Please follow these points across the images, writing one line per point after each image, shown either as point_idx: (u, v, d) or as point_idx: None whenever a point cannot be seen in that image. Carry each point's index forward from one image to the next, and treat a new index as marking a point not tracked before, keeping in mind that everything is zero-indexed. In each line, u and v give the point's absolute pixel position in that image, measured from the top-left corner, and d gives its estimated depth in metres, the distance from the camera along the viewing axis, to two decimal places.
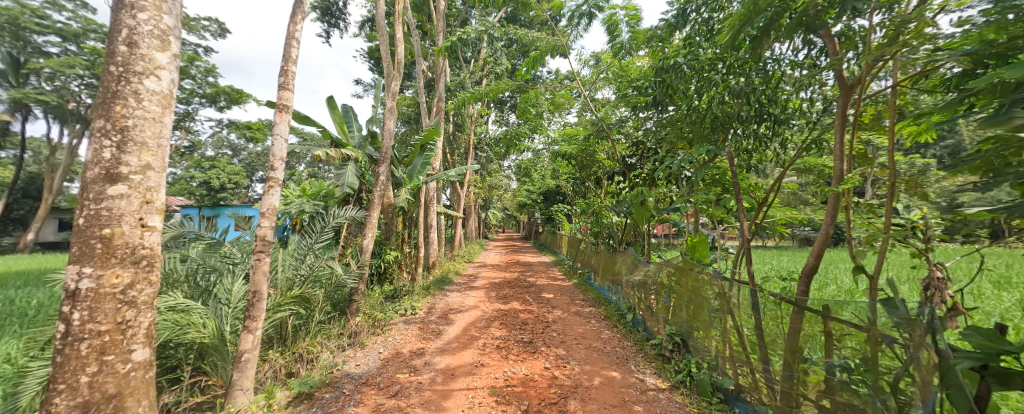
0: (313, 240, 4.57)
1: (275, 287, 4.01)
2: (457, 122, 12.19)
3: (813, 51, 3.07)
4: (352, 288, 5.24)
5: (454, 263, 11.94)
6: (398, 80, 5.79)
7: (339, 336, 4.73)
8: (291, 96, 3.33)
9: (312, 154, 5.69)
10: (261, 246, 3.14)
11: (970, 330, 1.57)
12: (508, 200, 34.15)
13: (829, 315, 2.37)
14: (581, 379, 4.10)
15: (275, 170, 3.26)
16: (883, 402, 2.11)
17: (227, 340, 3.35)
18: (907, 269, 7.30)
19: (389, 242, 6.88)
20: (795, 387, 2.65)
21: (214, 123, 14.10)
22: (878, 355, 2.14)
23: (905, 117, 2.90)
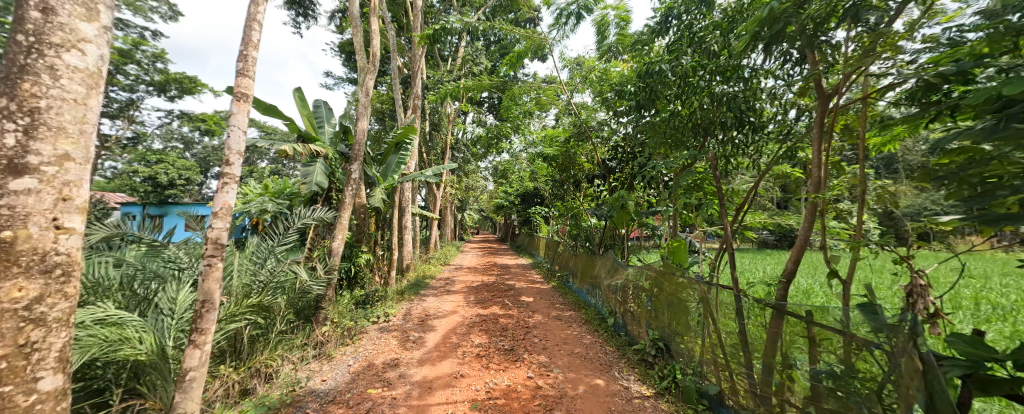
0: (274, 242, 4.30)
1: (230, 295, 3.70)
2: (434, 121, 11.92)
3: (790, 62, 3.12)
4: (320, 294, 4.94)
5: (430, 265, 11.62)
6: (373, 73, 5.53)
7: (304, 347, 4.41)
8: (250, 84, 3.08)
9: (277, 149, 5.35)
10: (213, 250, 2.87)
11: (953, 336, 1.63)
12: (485, 202, 33.93)
13: (812, 321, 2.41)
14: (565, 388, 4.04)
15: (230, 165, 2.99)
16: (870, 409, 2.14)
17: (169, 357, 3.08)
18: (866, 273, 7.73)
19: (361, 244, 6.57)
20: (780, 393, 2.68)
21: (164, 114, 13.06)
22: (860, 361, 2.18)
23: (874, 125, 2.98)
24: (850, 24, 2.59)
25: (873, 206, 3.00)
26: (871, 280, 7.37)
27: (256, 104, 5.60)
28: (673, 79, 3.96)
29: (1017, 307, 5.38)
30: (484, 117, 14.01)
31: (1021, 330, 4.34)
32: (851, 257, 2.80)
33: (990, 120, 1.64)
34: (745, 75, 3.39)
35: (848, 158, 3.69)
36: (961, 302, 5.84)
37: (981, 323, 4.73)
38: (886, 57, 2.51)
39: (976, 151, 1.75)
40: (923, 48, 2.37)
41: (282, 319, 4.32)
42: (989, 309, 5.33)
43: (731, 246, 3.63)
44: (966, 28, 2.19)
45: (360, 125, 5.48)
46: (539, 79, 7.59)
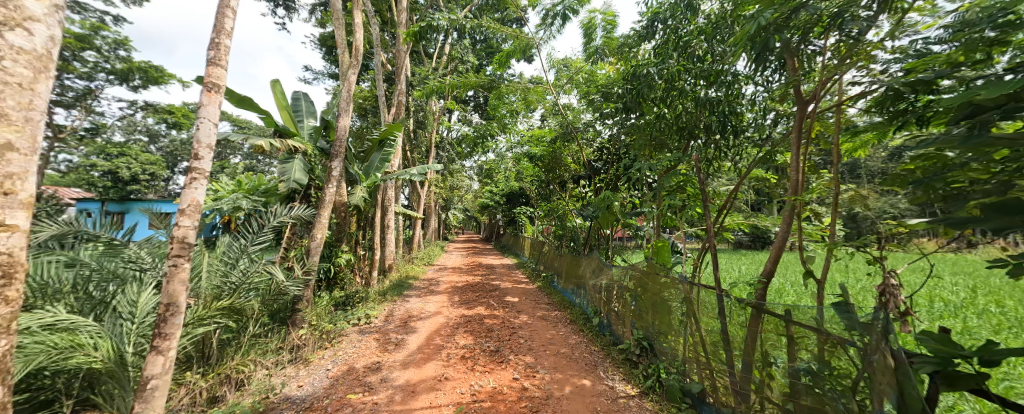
0: (247, 241, 4.11)
1: (199, 297, 3.52)
2: (419, 119, 11.75)
3: (770, 69, 3.18)
4: (297, 296, 4.77)
5: (413, 266, 11.44)
6: (356, 68, 5.40)
7: (278, 351, 4.24)
8: (222, 74, 2.96)
9: (252, 144, 5.14)
10: (179, 250, 2.72)
11: (924, 334, 1.68)
12: (470, 201, 33.75)
13: (790, 319, 2.46)
14: (552, 389, 4.02)
15: (200, 159, 2.85)
16: (845, 405, 2.18)
17: (129, 364, 2.92)
18: (837, 274, 8.02)
19: (341, 244, 6.39)
20: (760, 391, 2.73)
21: (127, 104, 12.43)
22: (836, 358, 2.23)
23: (846, 130, 3.07)
24: (829, 33, 2.65)
25: (848, 208, 3.08)
26: (842, 280, 7.65)
27: (229, 96, 5.39)
28: (658, 82, 4.00)
29: (969, 304, 5.71)
30: (469, 116, 13.91)
31: (974, 326, 4.60)
32: (828, 258, 2.87)
33: (960, 128, 1.66)
34: (727, 80, 3.44)
35: (823, 162, 3.81)
36: (921, 300, 6.14)
37: (939, 320, 4.98)
38: (860, 65, 2.58)
39: (941, 158, 1.81)
40: (893, 58, 2.45)
41: (255, 322, 4.15)
42: (946, 307, 5.62)
43: (713, 245, 3.68)
44: (933, 40, 2.28)
45: (342, 121, 5.35)
46: (525, 79, 7.56)
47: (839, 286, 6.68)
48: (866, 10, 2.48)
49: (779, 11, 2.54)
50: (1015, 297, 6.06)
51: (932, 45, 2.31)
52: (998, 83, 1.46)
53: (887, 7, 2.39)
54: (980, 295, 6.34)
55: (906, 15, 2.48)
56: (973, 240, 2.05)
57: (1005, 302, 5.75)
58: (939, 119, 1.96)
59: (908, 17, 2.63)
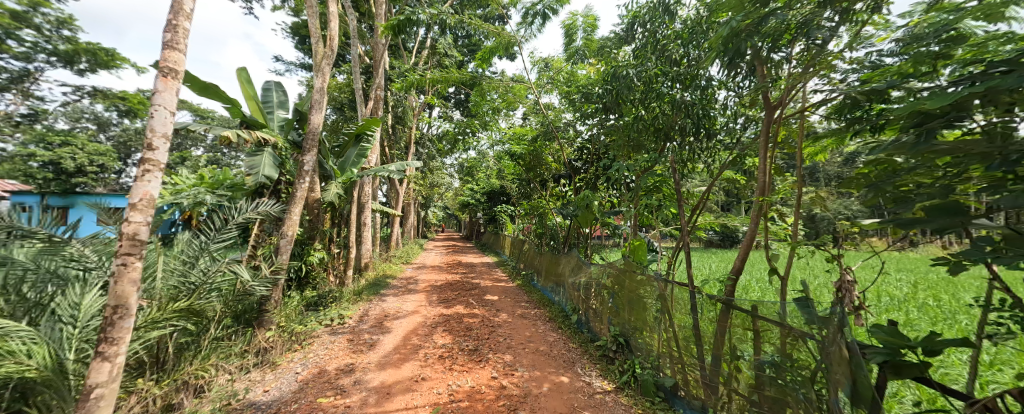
0: (208, 239, 3.89)
1: (154, 299, 3.31)
2: (398, 114, 11.51)
3: (741, 75, 3.26)
4: (264, 295, 4.58)
5: (390, 264, 11.21)
6: (331, 59, 5.22)
7: (243, 354, 4.05)
8: (181, 59, 2.80)
9: (217, 135, 4.87)
10: (129, 248, 2.55)
11: (876, 327, 1.76)
12: (451, 200, 33.42)
13: (756, 314, 2.55)
14: (530, 387, 4.01)
15: (155, 150, 2.69)
16: (805, 395, 2.27)
17: (69, 372, 2.75)
18: (800, 272, 8.40)
19: (313, 242, 6.17)
20: (728, 383, 2.81)
21: (71, 89, 11.58)
22: (798, 350, 2.31)
23: (808, 136, 3.19)
24: (797, 42, 2.73)
25: (810, 209, 3.21)
26: (805, 277, 8.02)
27: (191, 83, 5.10)
28: (637, 84, 4.05)
29: (911, 298, 6.11)
30: (450, 113, 13.76)
31: (915, 318, 4.92)
32: (791, 256, 2.99)
33: (909, 135, 1.75)
34: (701, 84, 3.52)
35: (787, 164, 3.96)
36: (870, 295, 6.54)
37: (885, 313, 5.31)
38: (823, 74, 2.70)
39: (891, 163, 1.96)
40: (850, 68, 2.57)
41: (217, 324, 3.95)
42: (893, 300, 6.01)
43: (686, 243, 3.75)
44: (885, 53, 2.41)
45: (314, 114, 5.18)
46: (506, 77, 7.55)
47: (799, 282, 7.01)
48: (829, 21, 2.61)
49: (748, 19, 2.62)
50: (950, 291, 6.55)
51: (885, 58, 2.43)
52: (943, 94, 1.54)
53: (848, 19, 2.51)
54: (920, 290, 6.82)
55: (863, 27, 2.61)
56: (917, 239, 2.18)
57: (940, 295, 6.21)
58: (893, 127, 2.06)
59: (864, 30, 2.76)
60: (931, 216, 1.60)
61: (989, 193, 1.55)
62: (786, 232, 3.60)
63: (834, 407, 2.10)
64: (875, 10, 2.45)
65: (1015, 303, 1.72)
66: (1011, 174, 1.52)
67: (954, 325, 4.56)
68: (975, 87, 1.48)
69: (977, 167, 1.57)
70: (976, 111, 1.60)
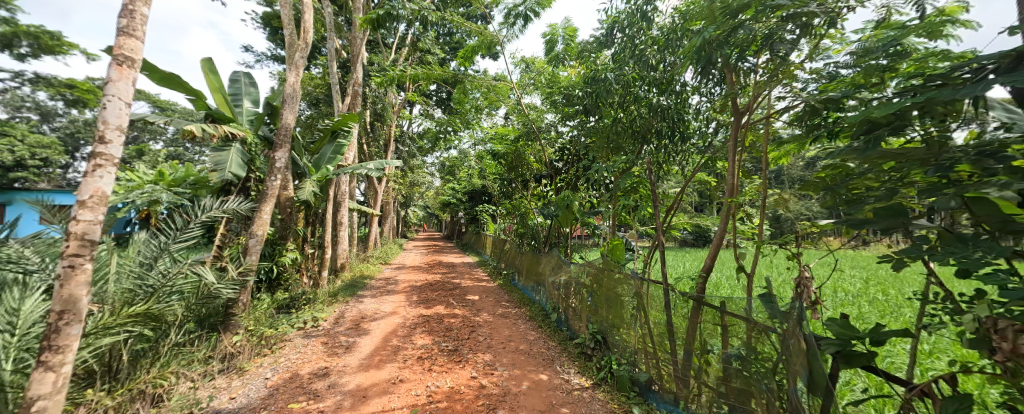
0: (169, 239, 3.69)
1: (106, 304, 3.12)
2: (377, 111, 11.29)
3: (712, 81, 3.35)
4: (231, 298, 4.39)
5: (368, 265, 10.97)
6: (305, 53, 5.06)
7: (207, 361, 3.85)
8: (137, 46, 2.65)
9: (180, 129, 4.64)
10: (76, 248, 2.39)
11: (830, 320, 1.86)
12: (432, 199, 33.03)
13: (724, 310, 2.64)
14: (509, 385, 4.00)
15: (107, 144, 2.53)
16: (767, 385, 2.38)
17: (7, 384, 2.55)
18: (767, 269, 8.75)
19: (286, 242, 5.94)
20: (699, 376, 2.90)
21: (12, 75, 10.76)
22: (761, 343, 2.40)
23: (774, 140, 3.31)
24: (763, 52, 2.81)
25: (774, 209, 3.34)
26: (773, 275, 8.35)
27: (150, 73, 4.83)
28: (616, 87, 4.09)
29: (864, 293, 6.46)
30: (432, 111, 13.61)
31: (868, 311, 5.20)
32: (756, 255, 3.10)
33: (860, 141, 1.85)
34: (676, 89, 3.59)
35: (755, 167, 4.11)
36: (828, 290, 6.88)
37: (841, 307, 5.57)
38: (785, 83, 2.84)
39: (845, 168, 2.08)
40: (810, 78, 2.72)
41: (178, 329, 3.76)
42: (848, 295, 6.35)
43: (661, 243, 3.82)
44: (841, 65, 2.54)
45: (287, 109, 5.00)
46: (488, 76, 7.49)
47: (765, 279, 7.30)
48: (791, 34, 2.69)
49: (719, 29, 2.68)
50: (897, 286, 6.99)
51: (840, 69, 2.57)
52: (888, 104, 1.63)
53: (808, 32, 2.62)
54: (872, 285, 7.23)
55: (822, 42, 2.75)
56: (868, 238, 2.30)
57: (889, 289, 6.61)
58: (844, 134, 2.17)
59: (822, 43, 2.95)
60: (877, 217, 1.77)
61: (927, 196, 1.66)
62: (754, 232, 3.73)
63: (793, 397, 2.20)
64: (832, 25, 2.57)
65: (947, 295, 1.82)
66: (945, 179, 1.66)
67: (900, 317, 4.84)
68: (916, 98, 1.59)
69: (916, 172, 1.70)
70: (915, 122, 1.74)
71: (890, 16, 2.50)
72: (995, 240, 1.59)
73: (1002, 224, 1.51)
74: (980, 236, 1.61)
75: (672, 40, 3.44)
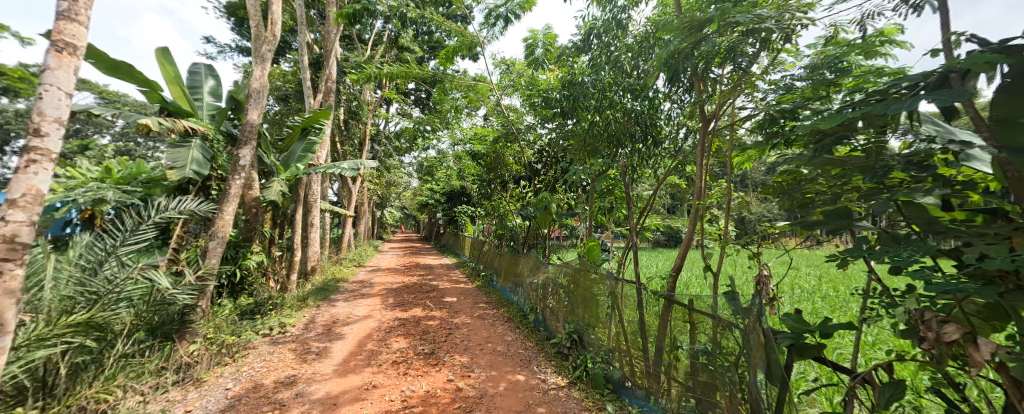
0: (114, 241, 3.45)
1: (40, 314, 2.88)
2: (352, 109, 10.98)
3: (680, 90, 3.45)
4: (188, 305, 4.14)
5: (342, 267, 10.62)
6: (272, 47, 4.86)
7: (160, 372, 3.61)
8: (81, 32, 2.50)
9: (133, 123, 4.36)
10: (4, 252, 2.24)
11: (786, 315, 2.02)
12: (409, 200, 32.43)
13: (692, 307, 2.71)
14: (486, 387, 3.95)
15: (44, 137, 2.35)
16: (730, 378, 2.45)
17: None
18: (732, 267, 9.10)
19: (251, 244, 5.64)
20: (669, 371, 2.96)
21: None
22: (725, 338, 2.47)
23: (737, 146, 3.43)
24: (727, 64, 2.90)
25: (739, 211, 3.46)
26: (738, 273, 8.67)
27: (97, 61, 4.52)
28: (592, 92, 4.12)
29: (819, 289, 6.84)
30: (409, 110, 13.39)
31: (822, 306, 5.50)
32: (721, 255, 3.20)
33: (811, 150, 1.97)
34: (649, 95, 3.67)
35: (721, 170, 4.25)
36: (786, 287, 7.24)
37: (798, 302, 5.87)
38: (748, 93, 2.98)
39: (798, 174, 2.22)
40: (769, 88, 2.84)
41: (127, 339, 3.51)
42: (803, 291, 6.68)
43: (635, 244, 3.88)
44: (796, 77, 2.65)
45: (253, 105, 4.78)
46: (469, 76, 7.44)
47: (730, 277, 7.58)
48: (752, 48, 2.80)
49: (685, 41, 2.76)
50: (846, 282, 7.45)
51: (794, 81, 2.68)
52: (833, 117, 1.73)
53: (767, 46, 2.74)
54: (825, 281, 7.66)
55: (779, 55, 2.89)
56: (820, 239, 2.41)
57: (839, 285, 7.01)
58: (799, 142, 2.28)
59: (779, 56, 3.10)
60: (827, 219, 1.92)
61: (866, 201, 1.80)
62: (720, 232, 3.84)
63: (753, 388, 2.28)
64: (788, 40, 2.70)
65: (884, 290, 1.94)
66: (882, 185, 1.80)
67: (849, 310, 5.14)
68: (856, 111, 1.70)
69: (856, 179, 1.87)
70: (857, 132, 1.86)
71: (837, 34, 2.65)
72: (924, 240, 1.72)
73: (925, 225, 1.67)
74: (912, 236, 1.73)
75: (646, 46, 3.50)
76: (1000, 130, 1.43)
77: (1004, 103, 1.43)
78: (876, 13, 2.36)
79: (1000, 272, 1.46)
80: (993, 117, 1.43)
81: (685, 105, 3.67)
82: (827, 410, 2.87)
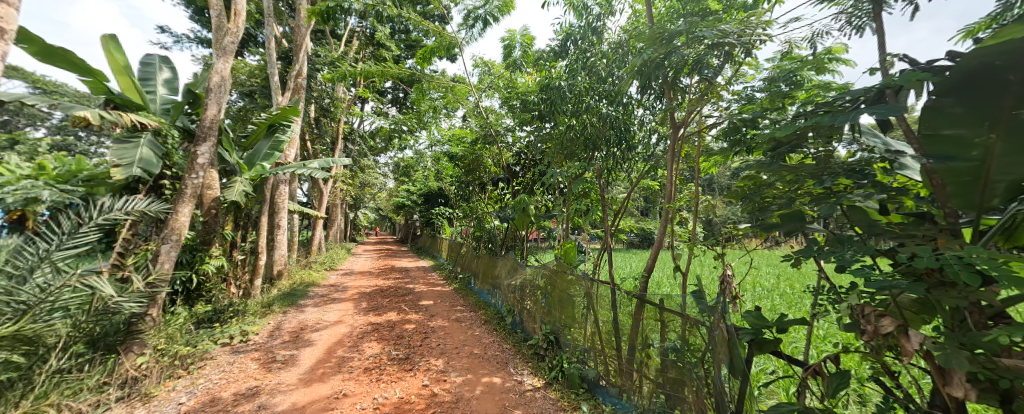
0: (47, 246, 3.13)
1: None
2: (324, 107, 10.65)
3: (652, 97, 3.52)
4: (135, 314, 3.85)
5: (312, 271, 10.22)
6: (236, 40, 4.64)
7: (102, 387, 3.34)
8: (8, 14, 2.42)
9: (71, 115, 4.03)
10: None
11: (746, 312, 2.09)
12: (384, 201, 31.74)
13: (663, 306, 2.76)
14: (462, 391, 3.88)
15: None
16: (697, 373, 2.50)
17: None
18: (701, 267, 9.40)
19: (210, 247, 5.33)
20: (641, 367, 3.01)
21: None
22: (692, 335, 2.53)
23: (705, 152, 3.54)
24: (694, 75, 2.98)
25: (706, 214, 3.56)
26: (705, 273, 8.98)
27: (29, 46, 4.16)
28: (570, 96, 4.16)
29: (777, 287, 7.19)
30: (385, 109, 13.11)
31: (782, 302, 5.77)
32: (690, 255, 3.29)
33: (768, 156, 2.06)
34: (623, 101, 3.75)
35: (690, 175, 4.39)
36: (748, 285, 7.56)
37: (760, 299, 6.14)
38: (713, 102, 3.08)
39: (756, 180, 2.30)
40: (733, 98, 2.95)
41: (62, 353, 3.22)
42: (764, 289, 6.99)
43: (610, 245, 3.93)
44: (755, 89, 2.77)
45: (213, 100, 4.51)
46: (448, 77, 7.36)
47: (699, 277, 7.83)
48: (718, 60, 2.90)
49: (657, 52, 2.80)
50: (801, 280, 7.87)
51: (754, 92, 2.81)
52: (787, 127, 1.82)
53: (730, 58, 2.85)
54: (782, 279, 8.07)
55: (740, 68, 3.00)
56: (778, 240, 2.51)
57: (795, 283, 7.40)
58: (760, 149, 2.34)
59: (741, 68, 3.22)
60: (782, 222, 2.04)
61: (817, 206, 1.90)
62: (688, 234, 3.96)
63: (717, 383, 2.33)
64: (750, 53, 2.82)
65: (832, 288, 2.04)
66: (830, 190, 1.91)
67: (804, 306, 5.42)
68: (807, 122, 1.80)
69: (808, 184, 1.98)
70: (808, 142, 1.97)
71: (791, 50, 2.82)
72: (865, 241, 1.83)
73: (867, 227, 1.77)
74: (855, 238, 1.83)
75: (620, 53, 3.54)
76: (926, 142, 1.63)
77: (930, 118, 1.58)
78: (824, 32, 2.58)
79: (926, 269, 1.58)
80: (922, 132, 1.61)
81: (657, 112, 3.75)
82: (785, 402, 3.00)
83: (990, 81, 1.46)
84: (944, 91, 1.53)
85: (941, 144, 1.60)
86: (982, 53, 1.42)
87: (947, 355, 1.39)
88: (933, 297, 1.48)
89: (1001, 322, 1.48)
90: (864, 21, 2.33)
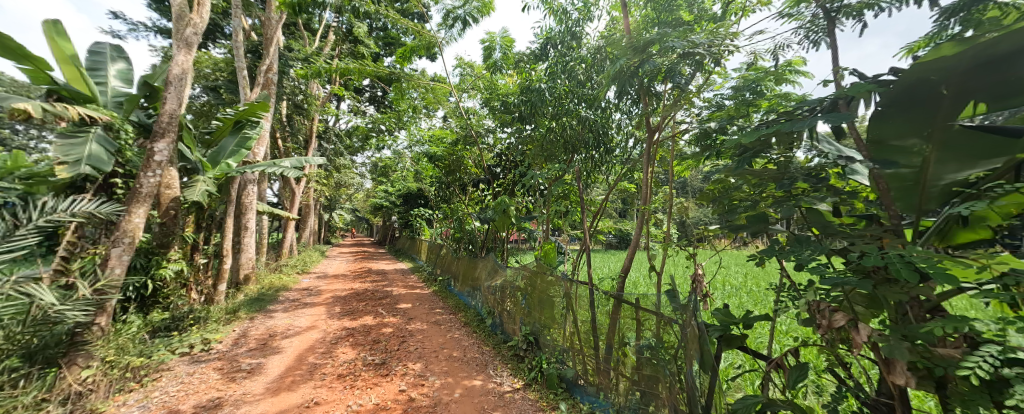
0: None
1: None
2: (298, 104, 10.29)
3: (628, 102, 3.56)
4: (81, 323, 3.59)
5: (284, 275, 9.84)
6: (198, 31, 4.41)
7: (41, 404, 3.08)
8: None
9: (9, 108, 3.71)
10: None
11: (715, 310, 2.13)
12: (361, 202, 31.00)
13: (639, 306, 2.78)
14: (439, 395, 3.80)
15: None
16: (670, 370, 2.53)
17: None
18: (676, 267, 9.65)
19: (168, 251, 5.03)
20: (618, 365, 3.03)
21: None
22: (666, 333, 2.55)
23: (678, 156, 3.61)
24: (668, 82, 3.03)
25: (681, 215, 3.63)
26: (679, 272, 9.21)
27: None
28: (550, 99, 4.16)
29: (746, 284, 7.46)
30: (362, 107, 12.81)
31: (750, 299, 5.98)
32: (663, 255, 3.34)
33: (736, 160, 2.11)
34: (602, 105, 3.77)
35: (665, 177, 4.48)
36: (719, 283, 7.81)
37: (730, 296, 6.35)
38: (686, 108, 3.14)
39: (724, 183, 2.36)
40: (704, 105, 3.01)
41: None
42: (734, 287, 7.22)
43: (588, 246, 3.94)
44: (724, 98, 2.83)
45: (173, 93, 4.26)
46: (426, 77, 7.24)
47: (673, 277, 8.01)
48: (689, 68, 2.95)
49: (632, 59, 2.84)
50: (767, 277, 8.21)
51: (723, 100, 2.86)
52: (752, 133, 1.87)
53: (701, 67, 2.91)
54: (750, 277, 8.39)
55: (709, 76, 3.07)
56: (745, 240, 2.58)
57: (761, 281, 7.70)
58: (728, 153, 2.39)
59: (711, 76, 3.31)
60: (748, 223, 2.10)
61: (778, 208, 1.97)
62: (663, 235, 4.02)
63: (688, 378, 2.37)
64: (719, 63, 2.88)
65: (792, 286, 2.11)
66: (790, 192, 1.97)
67: (769, 303, 5.64)
68: (770, 129, 1.85)
69: (771, 188, 2.06)
70: (771, 147, 2.02)
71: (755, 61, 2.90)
72: (821, 241, 1.90)
73: (823, 228, 1.84)
74: (812, 238, 1.90)
75: (598, 58, 3.56)
76: (872, 148, 1.73)
77: (877, 126, 1.67)
78: (785, 45, 2.67)
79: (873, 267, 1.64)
80: (868, 139, 1.71)
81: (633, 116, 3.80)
82: (752, 396, 3.10)
83: (926, 94, 1.55)
84: (887, 101, 1.61)
85: (884, 151, 1.69)
86: (920, 68, 1.50)
87: (890, 347, 1.45)
88: (879, 293, 1.53)
89: (938, 315, 1.54)
90: (820, 37, 2.42)
